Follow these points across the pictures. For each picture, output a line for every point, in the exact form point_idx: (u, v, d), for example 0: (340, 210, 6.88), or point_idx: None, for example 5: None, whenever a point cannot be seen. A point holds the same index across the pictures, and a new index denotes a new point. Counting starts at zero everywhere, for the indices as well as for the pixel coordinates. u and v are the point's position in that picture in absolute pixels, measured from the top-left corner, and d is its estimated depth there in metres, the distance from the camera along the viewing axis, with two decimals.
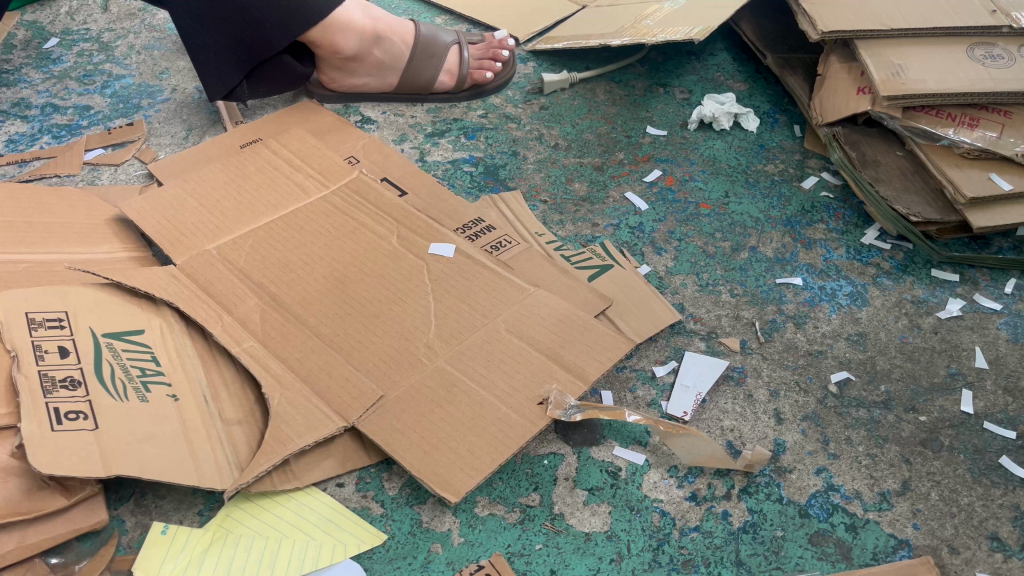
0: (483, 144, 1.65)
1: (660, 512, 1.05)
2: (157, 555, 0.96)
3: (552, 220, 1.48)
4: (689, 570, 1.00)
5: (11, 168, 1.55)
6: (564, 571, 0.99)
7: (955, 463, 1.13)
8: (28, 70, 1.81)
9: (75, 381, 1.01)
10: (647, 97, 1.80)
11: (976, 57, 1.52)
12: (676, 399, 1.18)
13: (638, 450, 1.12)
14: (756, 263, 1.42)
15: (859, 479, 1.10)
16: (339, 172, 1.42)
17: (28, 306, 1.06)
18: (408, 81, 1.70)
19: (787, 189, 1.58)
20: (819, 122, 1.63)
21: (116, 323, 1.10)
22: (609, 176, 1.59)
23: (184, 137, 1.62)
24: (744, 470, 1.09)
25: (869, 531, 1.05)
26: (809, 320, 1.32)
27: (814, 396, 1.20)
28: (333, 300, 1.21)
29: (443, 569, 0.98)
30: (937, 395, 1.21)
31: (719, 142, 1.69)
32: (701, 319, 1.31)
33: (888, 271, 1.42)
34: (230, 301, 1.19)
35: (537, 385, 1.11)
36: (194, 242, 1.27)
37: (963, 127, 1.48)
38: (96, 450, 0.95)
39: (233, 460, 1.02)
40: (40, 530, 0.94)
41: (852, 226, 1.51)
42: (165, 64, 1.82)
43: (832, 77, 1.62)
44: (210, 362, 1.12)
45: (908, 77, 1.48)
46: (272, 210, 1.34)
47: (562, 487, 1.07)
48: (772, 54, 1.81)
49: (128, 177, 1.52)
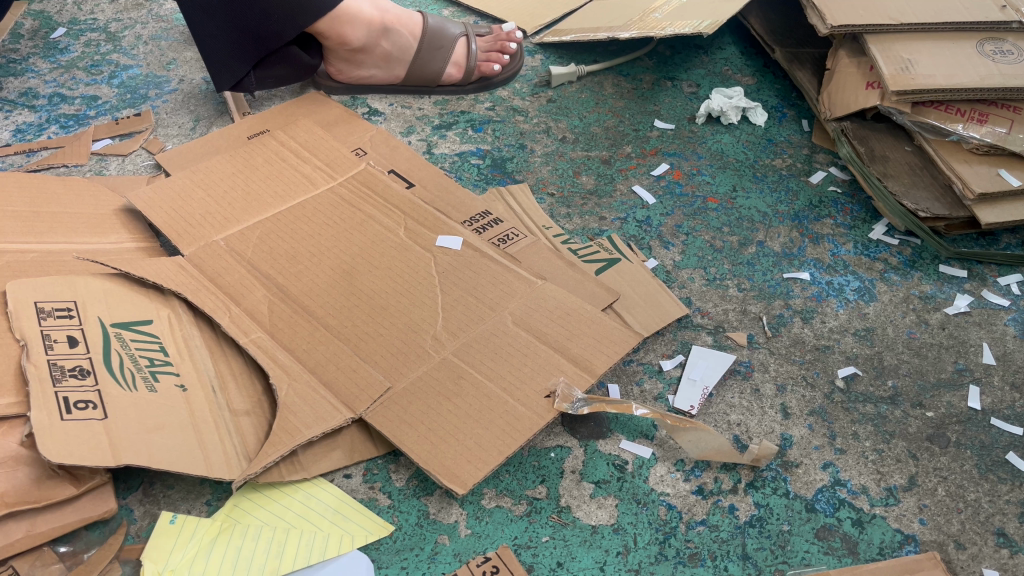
0: (490, 137, 1.64)
1: (666, 506, 1.05)
2: (165, 545, 0.97)
3: (559, 213, 1.48)
4: (696, 563, 1.00)
5: (18, 158, 1.55)
6: (571, 563, 0.99)
7: (962, 459, 1.13)
8: (35, 60, 1.80)
9: (84, 371, 1.01)
10: (655, 90, 1.79)
11: (985, 52, 1.51)
12: (683, 394, 1.18)
13: (644, 443, 1.12)
14: (764, 258, 1.42)
15: (866, 474, 1.10)
16: (347, 164, 1.42)
17: (37, 295, 1.07)
18: (415, 73, 1.70)
19: (795, 183, 1.58)
20: (827, 117, 1.62)
21: (124, 313, 1.11)
22: (616, 170, 1.58)
23: (191, 128, 1.62)
24: (750, 465, 1.09)
25: (875, 527, 1.05)
26: (816, 315, 1.32)
27: (821, 391, 1.20)
28: (341, 292, 1.21)
29: (450, 561, 0.99)
30: (944, 391, 1.21)
31: (727, 136, 1.68)
32: (708, 314, 1.31)
33: (896, 267, 1.41)
34: (238, 292, 1.19)
35: (545, 378, 1.11)
36: (201, 233, 1.27)
37: (972, 122, 1.46)
38: (104, 439, 0.95)
39: (241, 450, 1.02)
40: (49, 519, 0.95)
41: (860, 221, 1.50)
42: (173, 54, 1.82)
43: (840, 71, 1.61)
44: (217, 352, 1.12)
45: (918, 71, 1.47)
46: (280, 201, 1.34)
47: (569, 480, 1.07)
48: (780, 48, 1.80)
49: (136, 168, 1.52)
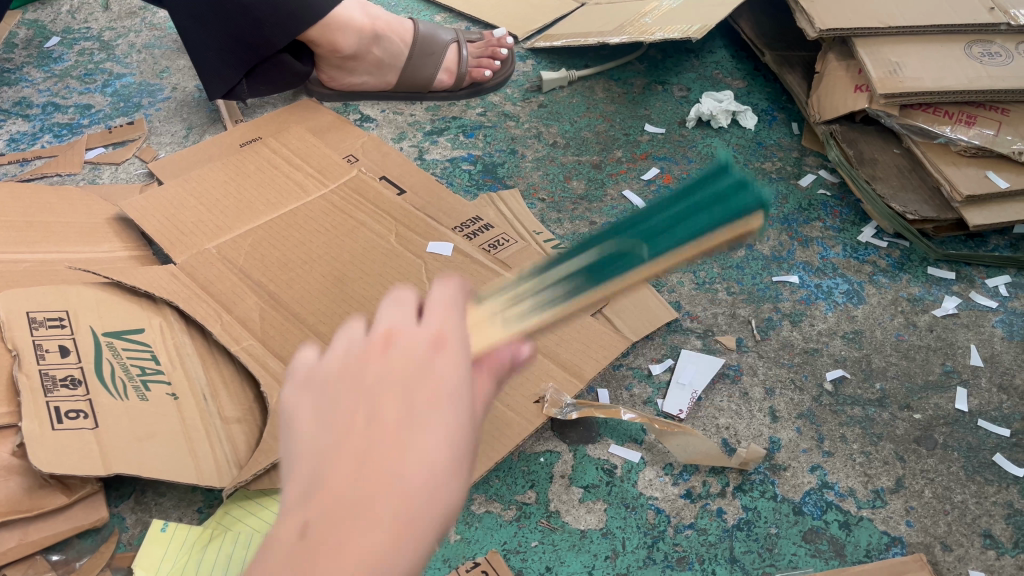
0: (481, 142, 1.65)
1: (655, 510, 1.06)
2: (157, 552, 0.98)
3: (550, 219, 1.49)
4: (684, 567, 1.01)
5: (12, 167, 1.56)
6: (560, 568, 1.00)
7: (949, 461, 1.14)
8: (29, 69, 1.81)
9: (75, 380, 1.02)
10: (646, 94, 1.80)
11: (973, 55, 1.52)
12: (672, 398, 1.19)
13: (633, 447, 1.13)
14: (753, 261, 1.43)
15: (853, 476, 1.11)
16: (338, 171, 1.42)
17: (29, 305, 1.07)
18: (406, 79, 1.71)
19: (784, 187, 1.59)
20: (817, 119, 1.63)
21: (116, 322, 1.11)
22: (607, 174, 1.59)
23: (184, 135, 1.63)
24: (738, 468, 1.10)
25: (863, 528, 1.06)
26: (805, 318, 1.33)
27: (809, 394, 1.21)
28: (333, 299, 1.22)
29: (440, 566, 1.00)
30: (932, 393, 1.22)
31: (717, 140, 1.69)
32: (697, 317, 1.32)
33: (885, 269, 1.42)
34: (229, 301, 1.20)
35: (536, 383, 1.12)
36: (193, 241, 1.28)
37: (960, 124, 1.48)
38: (95, 449, 0.96)
39: (232, 458, 1.03)
40: (41, 528, 0.95)
41: (849, 224, 1.51)
42: (165, 62, 1.83)
43: (829, 74, 1.62)
44: (208, 359, 1.13)
45: (905, 75, 1.48)
46: (272, 209, 1.35)
47: (558, 484, 1.08)
48: (770, 51, 1.81)
49: (129, 176, 1.53)
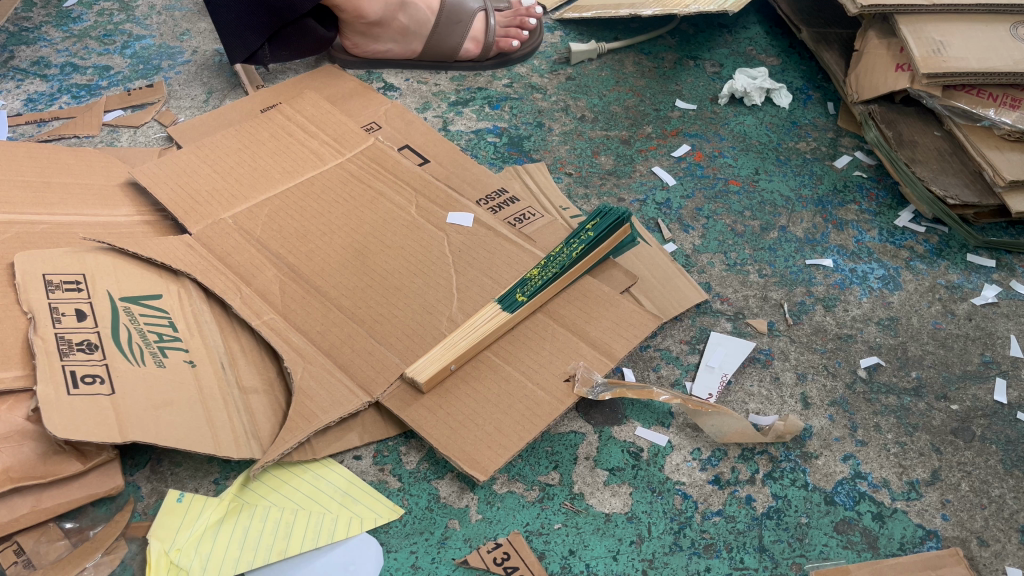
0: (507, 115, 1.60)
1: (682, 495, 1.03)
2: (172, 523, 0.96)
3: (576, 194, 1.45)
4: (711, 555, 0.98)
5: (29, 128, 1.53)
6: (584, 552, 0.97)
7: (986, 454, 1.10)
8: (48, 29, 1.78)
9: (92, 345, 1.00)
10: (677, 69, 1.74)
11: (1020, 36, 1.45)
12: (701, 381, 1.16)
13: (661, 431, 1.09)
14: (786, 243, 1.38)
15: (888, 467, 1.07)
16: (354, 139, 1.39)
17: (46, 268, 1.05)
18: (432, 47, 1.66)
19: (819, 168, 1.53)
20: (855, 100, 1.57)
21: (134, 286, 1.09)
22: (636, 150, 1.54)
23: (204, 100, 1.60)
24: (774, 441, 1.07)
25: (896, 521, 1.02)
26: (839, 302, 1.28)
27: (842, 380, 1.17)
28: (353, 272, 1.18)
29: (460, 546, 0.97)
30: (970, 383, 1.18)
31: (750, 117, 1.64)
32: (727, 299, 1.28)
33: (923, 255, 1.37)
34: (248, 272, 1.17)
35: (564, 362, 1.09)
36: (209, 210, 1.24)
37: (1004, 107, 1.41)
38: (111, 414, 0.93)
39: (250, 430, 1.00)
40: (55, 495, 0.94)
41: (886, 207, 1.46)
42: (186, 25, 1.79)
43: (869, 53, 1.55)
44: (228, 331, 1.10)
45: (949, 54, 1.41)
46: (288, 177, 1.32)
47: (583, 466, 1.05)
48: (807, 28, 1.75)
49: (148, 139, 1.50)
